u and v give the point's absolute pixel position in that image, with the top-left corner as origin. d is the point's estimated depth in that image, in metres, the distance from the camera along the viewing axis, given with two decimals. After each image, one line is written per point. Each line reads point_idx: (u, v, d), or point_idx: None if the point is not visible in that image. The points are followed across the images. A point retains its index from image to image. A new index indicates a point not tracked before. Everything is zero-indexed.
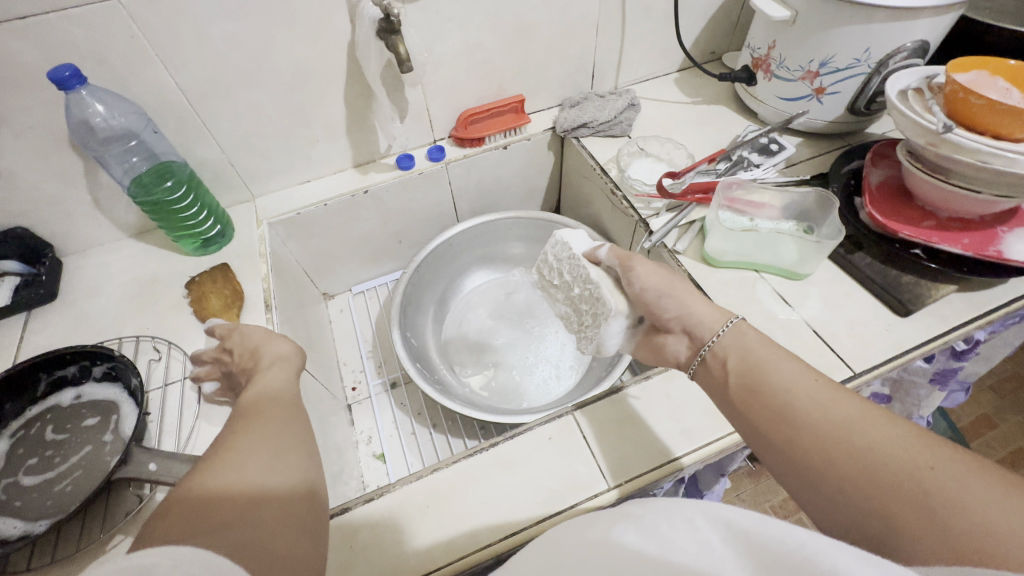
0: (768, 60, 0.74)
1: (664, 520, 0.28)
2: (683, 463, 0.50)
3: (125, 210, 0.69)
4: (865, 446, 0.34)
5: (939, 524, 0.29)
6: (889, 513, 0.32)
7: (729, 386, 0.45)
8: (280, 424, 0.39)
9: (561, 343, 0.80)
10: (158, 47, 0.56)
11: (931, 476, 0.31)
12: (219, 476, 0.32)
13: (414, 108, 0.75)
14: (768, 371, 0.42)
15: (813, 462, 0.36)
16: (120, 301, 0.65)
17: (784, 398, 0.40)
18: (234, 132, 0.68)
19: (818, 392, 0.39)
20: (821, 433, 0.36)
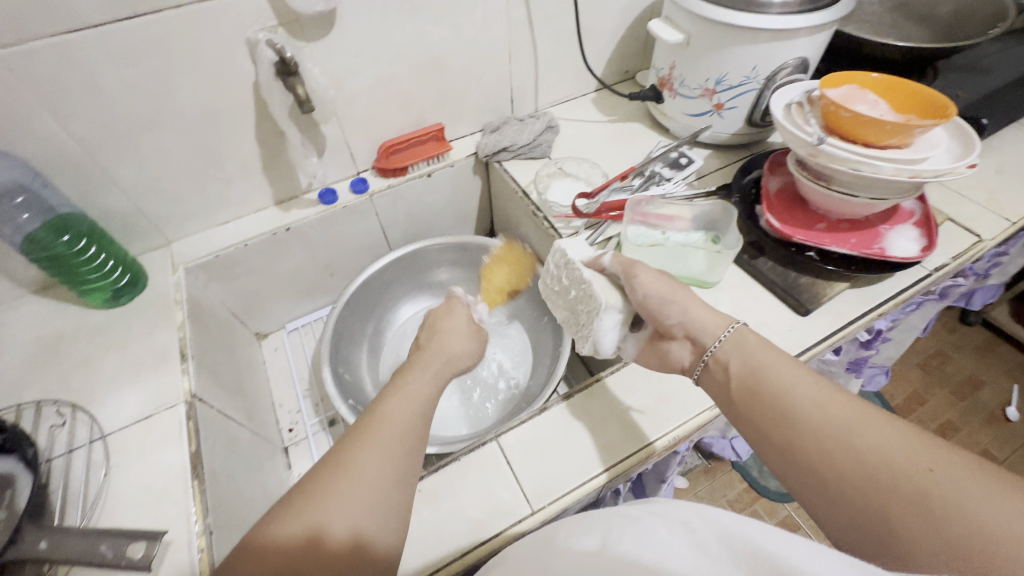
0: (671, 79, 0.78)
1: (661, 525, 0.32)
2: (656, 446, 0.53)
3: (25, 265, 0.66)
4: (864, 450, 0.36)
5: (931, 526, 0.32)
6: (885, 516, 0.34)
7: (730, 390, 0.47)
8: (391, 443, 0.41)
9: (499, 364, 0.81)
10: (43, 99, 0.54)
11: (928, 480, 0.33)
12: (316, 510, 0.36)
13: (332, 143, 0.75)
14: (770, 375, 0.44)
15: (815, 465, 0.39)
16: (20, 364, 0.61)
17: (788, 402, 0.42)
18: (140, 178, 0.66)
19: (822, 397, 0.41)
20: (823, 436, 0.39)
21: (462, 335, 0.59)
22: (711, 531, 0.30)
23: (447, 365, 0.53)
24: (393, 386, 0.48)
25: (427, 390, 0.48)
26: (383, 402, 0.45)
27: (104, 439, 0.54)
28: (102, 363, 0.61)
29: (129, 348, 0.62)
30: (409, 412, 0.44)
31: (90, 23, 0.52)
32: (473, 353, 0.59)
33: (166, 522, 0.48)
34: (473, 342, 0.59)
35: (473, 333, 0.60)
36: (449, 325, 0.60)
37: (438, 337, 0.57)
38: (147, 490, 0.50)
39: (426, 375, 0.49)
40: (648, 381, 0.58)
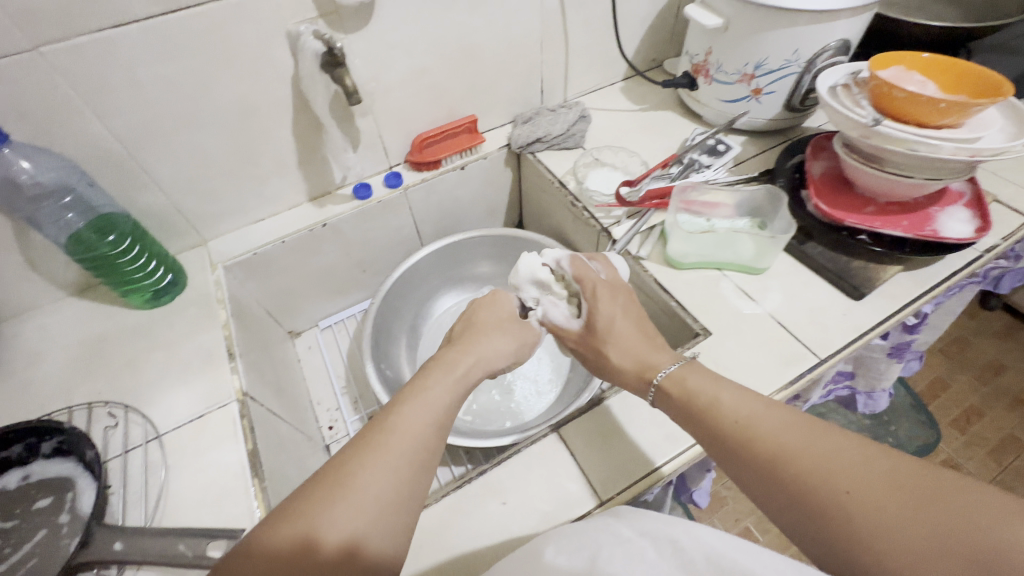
0: (706, 65, 0.77)
1: (651, 546, 0.34)
2: (663, 473, 0.50)
3: (64, 267, 0.65)
4: (808, 462, 0.37)
5: (872, 535, 0.33)
6: (834, 523, 0.35)
7: (675, 405, 0.47)
8: (393, 453, 0.38)
9: (538, 358, 0.80)
10: (87, 97, 0.53)
11: (864, 488, 0.35)
12: (301, 522, 0.34)
13: (367, 137, 0.74)
14: (710, 404, 0.44)
15: (765, 478, 0.39)
16: (66, 366, 0.60)
17: (736, 418, 0.42)
18: (178, 177, 0.65)
19: (756, 420, 0.41)
20: (770, 451, 0.39)
21: (499, 332, 0.55)
22: (698, 552, 0.33)
23: (479, 364, 0.49)
24: (409, 389, 0.44)
25: (449, 394, 0.44)
26: (395, 407, 0.41)
27: (159, 439, 0.53)
28: (148, 364, 0.60)
29: (174, 348, 0.62)
30: (420, 420, 0.41)
31: (134, 18, 0.51)
32: (512, 354, 0.55)
33: (230, 521, 0.48)
34: (514, 342, 0.55)
35: (512, 330, 0.56)
36: (488, 322, 0.56)
37: (470, 332, 0.54)
38: (206, 490, 0.50)
39: (448, 378, 0.46)
40: None
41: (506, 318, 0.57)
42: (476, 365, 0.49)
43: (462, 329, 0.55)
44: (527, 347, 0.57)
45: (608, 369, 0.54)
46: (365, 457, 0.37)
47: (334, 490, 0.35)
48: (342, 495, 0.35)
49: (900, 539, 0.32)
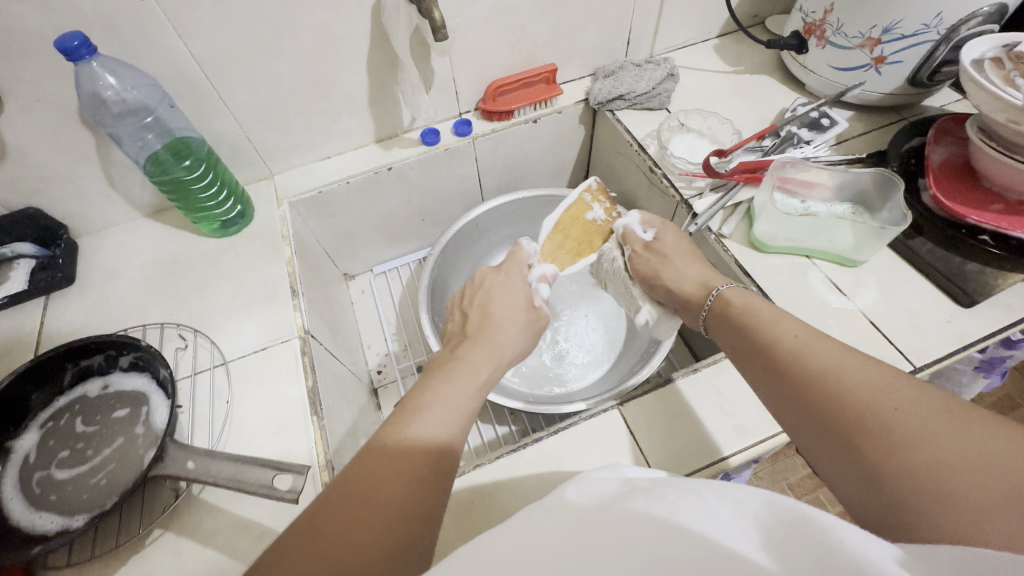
0: (823, 25, 0.67)
1: (672, 492, 0.29)
2: (730, 462, 0.49)
3: (140, 188, 0.66)
4: (851, 393, 0.34)
5: (897, 470, 0.30)
6: (864, 458, 0.32)
7: (730, 345, 0.46)
8: (426, 440, 0.37)
9: (590, 328, 0.78)
10: (171, 13, 0.52)
11: (912, 424, 0.31)
12: (339, 505, 0.33)
13: (440, 79, 0.70)
14: (765, 326, 0.43)
15: (808, 410, 0.37)
16: (141, 286, 0.62)
17: (792, 353, 0.39)
18: (252, 106, 0.64)
19: (806, 337, 0.40)
20: (810, 375, 0.37)
21: (517, 326, 0.52)
22: (725, 507, 0.27)
23: (498, 364, 0.48)
24: (426, 390, 0.42)
25: (466, 400, 0.42)
26: (417, 411, 0.39)
27: (225, 364, 0.55)
28: (217, 290, 0.61)
29: (241, 278, 0.62)
30: (444, 425, 0.39)
31: None
32: (525, 344, 0.53)
33: (290, 453, 0.49)
34: (526, 333, 0.53)
35: (528, 319, 0.54)
36: (507, 313, 0.53)
37: (489, 325, 0.51)
38: (269, 421, 0.51)
39: (470, 384, 0.44)
40: None
41: (524, 307, 0.55)
42: (495, 368, 0.47)
43: (478, 319, 0.52)
44: (538, 332, 0.56)
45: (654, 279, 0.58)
46: (392, 454, 0.36)
47: (369, 476, 0.34)
48: (381, 487, 0.34)
49: (938, 480, 0.28)
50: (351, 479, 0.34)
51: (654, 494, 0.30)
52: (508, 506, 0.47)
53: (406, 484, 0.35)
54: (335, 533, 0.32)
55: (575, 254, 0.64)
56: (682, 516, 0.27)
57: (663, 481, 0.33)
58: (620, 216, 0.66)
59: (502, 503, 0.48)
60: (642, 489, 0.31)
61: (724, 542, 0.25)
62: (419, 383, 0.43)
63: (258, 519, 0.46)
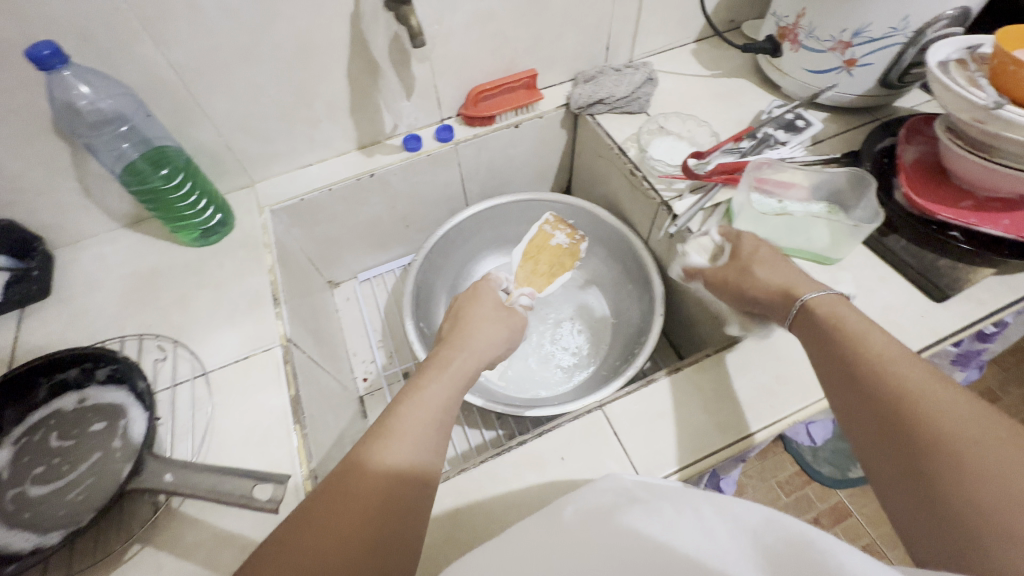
0: (796, 29, 0.69)
1: (670, 507, 0.30)
2: (756, 439, 0.50)
3: (118, 198, 0.65)
4: (934, 421, 0.33)
5: (961, 498, 0.30)
6: (929, 484, 0.32)
7: (810, 348, 0.45)
8: (393, 465, 0.36)
9: (576, 330, 0.78)
10: (147, 23, 0.52)
11: (990, 458, 0.30)
12: (323, 516, 0.33)
13: (422, 86, 0.71)
14: (859, 336, 0.41)
15: (866, 419, 0.37)
16: (119, 298, 0.61)
17: (857, 364, 0.40)
18: (232, 114, 0.63)
19: (901, 356, 0.38)
20: (894, 395, 0.36)
21: (491, 323, 0.54)
22: (725, 524, 0.27)
23: (472, 357, 0.49)
24: (405, 393, 0.42)
25: (444, 397, 0.43)
26: (390, 417, 0.40)
27: (206, 375, 0.54)
28: (198, 300, 0.61)
29: (223, 287, 0.62)
30: (419, 428, 0.39)
31: None
32: (504, 339, 0.55)
33: (273, 463, 0.49)
34: (503, 329, 0.55)
35: (499, 317, 0.56)
36: (477, 314, 0.55)
37: (460, 326, 0.53)
38: (252, 430, 0.51)
39: (443, 375, 0.45)
40: (740, 375, 0.54)
41: (495, 307, 0.57)
42: (470, 358, 0.49)
43: (450, 326, 0.54)
44: (517, 330, 0.58)
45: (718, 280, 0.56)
46: (376, 464, 0.36)
47: (353, 481, 0.35)
48: (358, 489, 0.35)
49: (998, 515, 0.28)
50: (330, 484, 0.35)
51: (650, 507, 0.30)
52: (495, 511, 0.47)
53: (381, 492, 0.35)
54: (321, 538, 0.32)
55: (549, 276, 0.74)
56: (680, 538, 0.26)
57: (658, 492, 0.33)
58: (581, 240, 0.77)
59: (490, 508, 0.47)
60: (638, 501, 0.32)
61: (723, 564, 0.24)
62: (404, 386, 0.43)
63: (242, 530, 0.45)
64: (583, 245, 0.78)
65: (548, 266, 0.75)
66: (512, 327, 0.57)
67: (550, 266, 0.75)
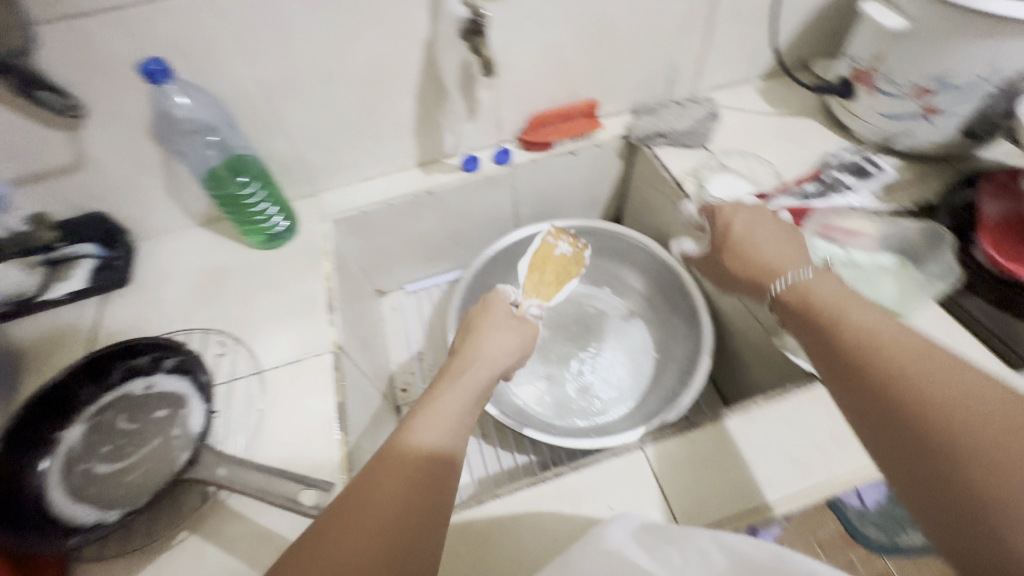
0: (872, 73, 0.67)
1: (677, 553, 0.32)
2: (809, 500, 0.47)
3: (196, 199, 0.70)
4: (934, 403, 0.31)
5: (979, 488, 0.28)
6: (940, 475, 0.30)
7: (796, 320, 0.42)
8: (406, 481, 0.36)
9: (616, 361, 0.77)
10: (241, 42, 0.56)
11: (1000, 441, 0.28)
12: (341, 526, 0.33)
13: (484, 109, 0.72)
14: (847, 313, 0.38)
15: (854, 396, 0.35)
16: (189, 292, 0.65)
17: (856, 321, 0.37)
18: (306, 128, 0.67)
19: (896, 331, 0.36)
20: (887, 378, 0.33)
21: (498, 333, 0.54)
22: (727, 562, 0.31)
23: (482, 366, 0.49)
24: (418, 408, 0.43)
25: (450, 407, 0.43)
26: (402, 431, 0.39)
27: (260, 373, 0.57)
28: (258, 300, 0.64)
29: (282, 290, 0.65)
30: (427, 442, 0.39)
31: None
32: (516, 350, 0.54)
33: (314, 468, 0.50)
34: (516, 337, 0.55)
35: (512, 327, 0.56)
36: (486, 326, 0.55)
37: (471, 340, 0.53)
38: (298, 433, 0.53)
39: (455, 389, 0.45)
40: (795, 429, 0.51)
41: (507, 318, 0.57)
42: (480, 365, 0.49)
43: (460, 341, 0.54)
44: (530, 341, 0.57)
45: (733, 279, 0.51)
46: (388, 480, 0.35)
47: (369, 495, 0.34)
48: (374, 504, 0.34)
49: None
50: (345, 501, 0.34)
51: (659, 554, 0.32)
52: (527, 542, 0.46)
53: (399, 505, 0.34)
54: (339, 555, 0.31)
55: (557, 283, 0.71)
56: None
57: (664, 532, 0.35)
58: (584, 248, 0.75)
59: (523, 538, 0.47)
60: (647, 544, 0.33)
61: None
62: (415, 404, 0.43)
63: (280, 531, 0.47)
64: (587, 253, 0.76)
65: (552, 274, 0.72)
66: (525, 342, 0.56)
67: (555, 275, 0.72)
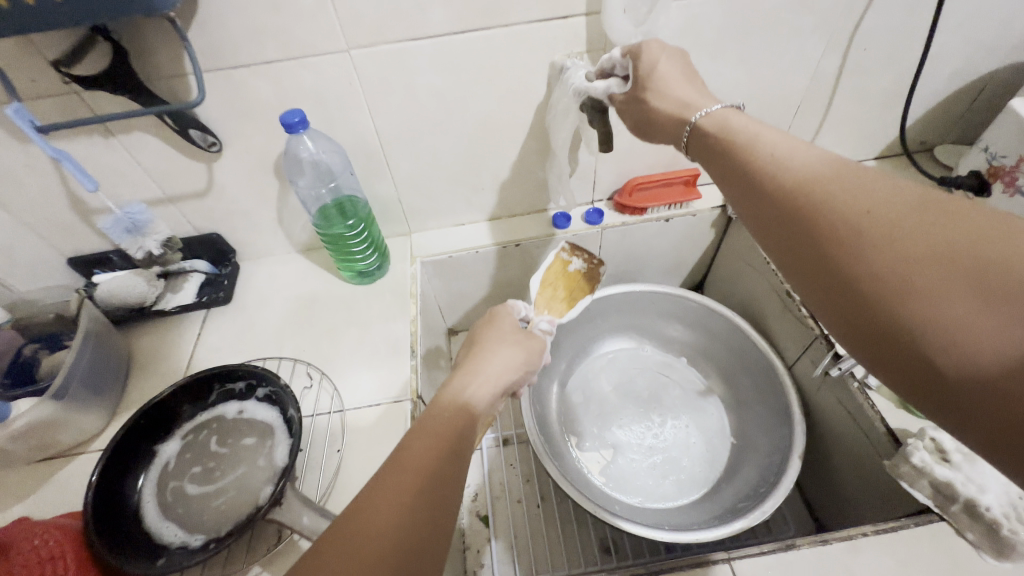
0: (1016, 172, 0.62)
1: None
2: None
3: (301, 229, 0.74)
4: (914, 304, 0.28)
5: (977, 395, 0.26)
6: (932, 379, 0.28)
7: (737, 187, 0.38)
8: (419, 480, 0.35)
9: (690, 441, 0.73)
10: (370, 96, 0.59)
11: (992, 327, 0.26)
12: (359, 517, 0.32)
13: (583, 169, 0.73)
14: (794, 168, 0.35)
15: (821, 283, 0.33)
16: (283, 318, 0.69)
17: (829, 206, 0.32)
18: (411, 174, 0.70)
19: (859, 191, 0.32)
20: (863, 276, 0.30)
21: (507, 341, 0.53)
22: None
23: (496, 369, 0.49)
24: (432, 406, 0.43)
25: (448, 411, 0.42)
26: (415, 430, 0.39)
27: (342, 413, 0.58)
28: (346, 335, 0.66)
29: (369, 327, 0.67)
30: (435, 442, 0.38)
31: (432, 35, 0.55)
32: (522, 363, 0.52)
33: None
34: (523, 351, 0.53)
35: (517, 339, 0.54)
36: (497, 333, 0.54)
37: (479, 348, 0.52)
38: None
39: (470, 390, 0.45)
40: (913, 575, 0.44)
41: (515, 329, 0.56)
42: (490, 367, 0.49)
43: (466, 351, 0.53)
44: (535, 356, 0.54)
45: (651, 125, 0.48)
46: (405, 481, 0.35)
47: (387, 494, 0.34)
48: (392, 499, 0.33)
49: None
50: (365, 498, 0.33)
51: None
52: None
53: (414, 500, 0.34)
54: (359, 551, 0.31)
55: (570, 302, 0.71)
56: None
57: None
58: (598, 264, 0.73)
59: None
60: None
61: None
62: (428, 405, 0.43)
63: None
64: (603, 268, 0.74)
65: (567, 291, 0.72)
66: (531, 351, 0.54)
67: (566, 290, 0.72)
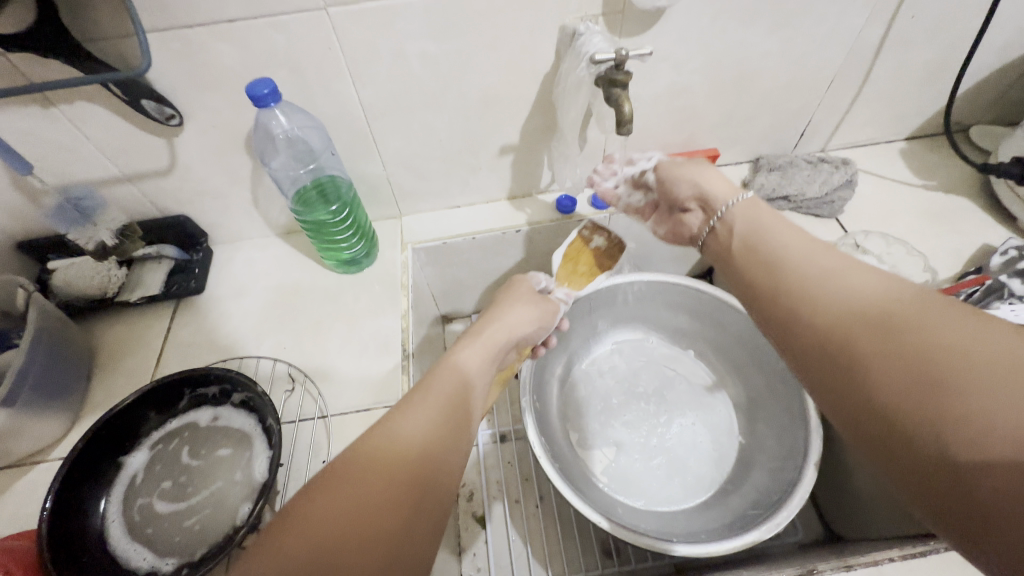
0: None
1: None
2: None
3: (279, 212, 0.67)
4: (890, 377, 0.27)
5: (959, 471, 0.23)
6: (911, 451, 0.25)
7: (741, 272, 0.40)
8: (413, 433, 0.34)
9: (696, 440, 0.70)
10: (352, 64, 0.51)
11: (974, 396, 0.24)
12: (346, 479, 0.30)
13: (591, 148, 0.66)
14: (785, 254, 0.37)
15: (807, 368, 0.32)
16: (262, 311, 0.63)
17: (815, 291, 0.33)
18: (401, 152, 0.62)
19: (837, 270, 0.33)
20: (843, 350, 0.30)
21: (519, 307, 0.54)
22: None
23: (501, 330, 0.50)
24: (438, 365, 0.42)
25: (448, 377, 0.41)
26: (419, 388, 0.38)
27: (327, 419, 0.53)
28: (331, 331, 0.61)
29: (357, 322, 0.61)
30: (436, 398, 0.37)
31: None
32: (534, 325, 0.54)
33: None
34: (533, 320, 0.54)
35: (532, 307, 0.55)
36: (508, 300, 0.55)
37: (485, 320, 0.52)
38: None
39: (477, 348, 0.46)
40: None
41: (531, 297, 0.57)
42: (499, 331, 0.49)
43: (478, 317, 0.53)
44: (551, 316, 0.58)
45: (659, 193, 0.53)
46: (402, 433, 0.34)
47: (386, 444, 0.33)
48: (389, 451, 0.32)
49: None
50: (364, 447, 0.33)
51: None
52: None
53: (410, 451, 0.33)
54: (352, 497, 0.30)
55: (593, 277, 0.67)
56: None
57: None
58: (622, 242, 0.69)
59: None
60: None
61: None
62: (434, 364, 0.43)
63: None
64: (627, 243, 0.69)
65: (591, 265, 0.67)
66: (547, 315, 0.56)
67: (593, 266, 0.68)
